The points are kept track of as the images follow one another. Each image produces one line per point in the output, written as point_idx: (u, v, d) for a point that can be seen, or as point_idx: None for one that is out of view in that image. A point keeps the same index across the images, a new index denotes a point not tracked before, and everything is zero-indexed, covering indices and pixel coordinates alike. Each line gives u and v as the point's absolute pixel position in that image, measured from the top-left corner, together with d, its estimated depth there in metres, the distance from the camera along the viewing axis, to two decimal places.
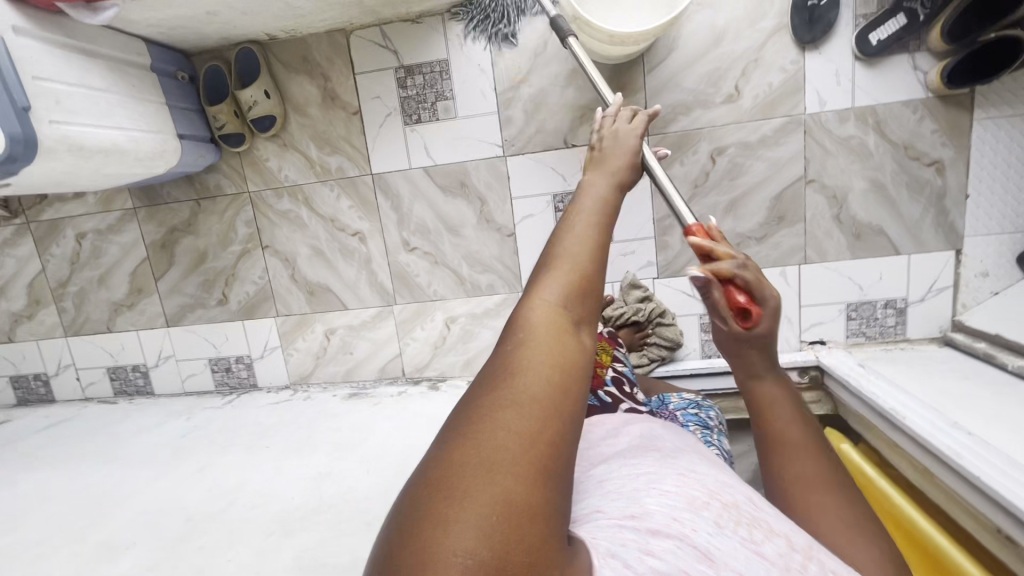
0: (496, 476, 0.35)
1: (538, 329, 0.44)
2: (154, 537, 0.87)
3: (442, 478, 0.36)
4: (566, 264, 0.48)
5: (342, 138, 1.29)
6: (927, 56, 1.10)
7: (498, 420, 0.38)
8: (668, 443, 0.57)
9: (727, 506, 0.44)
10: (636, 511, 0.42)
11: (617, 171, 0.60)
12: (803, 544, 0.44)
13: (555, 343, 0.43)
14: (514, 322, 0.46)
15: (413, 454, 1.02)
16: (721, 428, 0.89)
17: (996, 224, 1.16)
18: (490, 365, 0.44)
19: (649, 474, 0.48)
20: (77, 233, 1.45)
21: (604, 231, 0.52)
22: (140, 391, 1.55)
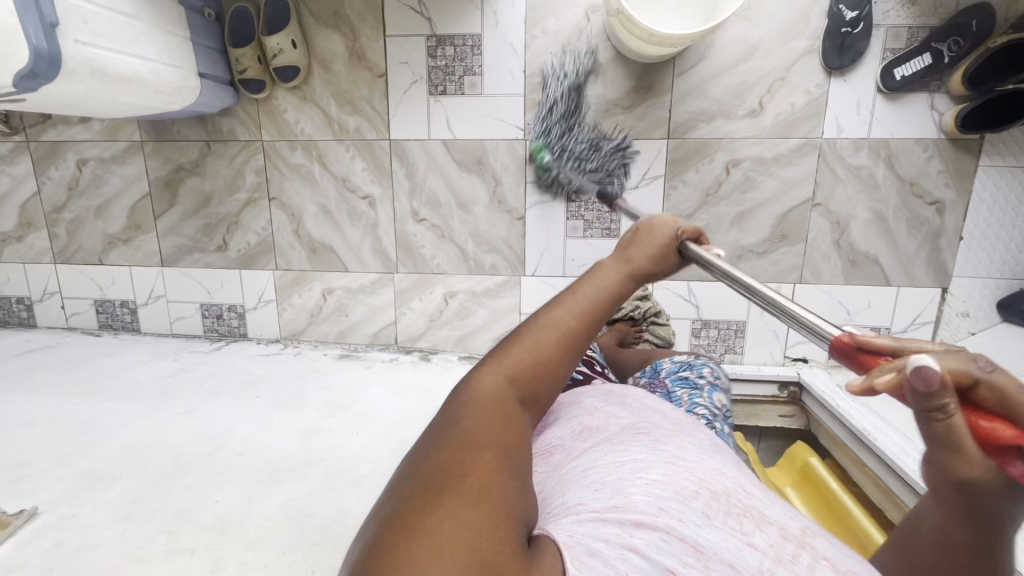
0: (451, 503, 0.36)
1: (487, 399, 0.46)
2: (142, 469, 0.87)
3: (399, 510, 0.37)
4: (530, 339, 0.49)
5: (364, 99, 1.27)
6: (946, 98, 1.13)
7: (452, 462, 0.40)
8: (656, 425, 0.58)
9: (717, 494, 0.46)
10: (620, 504, 0.44)
11: (635, 263, 0.54)
12: (796, 531, 0.46)
13: (503, 413, 0.45)
14: (465, 389, 0.48)
15: (403, 421, 1.04)
16: (714, 383, 0.87)
17: (983, 269, 1.22)
18: (436, 425, 0.46)
19: (635, 462, 0.49)
20: (78, 159, 1.41)
21: (586, 317, 0.50)
22: (126, 328, 1.53)
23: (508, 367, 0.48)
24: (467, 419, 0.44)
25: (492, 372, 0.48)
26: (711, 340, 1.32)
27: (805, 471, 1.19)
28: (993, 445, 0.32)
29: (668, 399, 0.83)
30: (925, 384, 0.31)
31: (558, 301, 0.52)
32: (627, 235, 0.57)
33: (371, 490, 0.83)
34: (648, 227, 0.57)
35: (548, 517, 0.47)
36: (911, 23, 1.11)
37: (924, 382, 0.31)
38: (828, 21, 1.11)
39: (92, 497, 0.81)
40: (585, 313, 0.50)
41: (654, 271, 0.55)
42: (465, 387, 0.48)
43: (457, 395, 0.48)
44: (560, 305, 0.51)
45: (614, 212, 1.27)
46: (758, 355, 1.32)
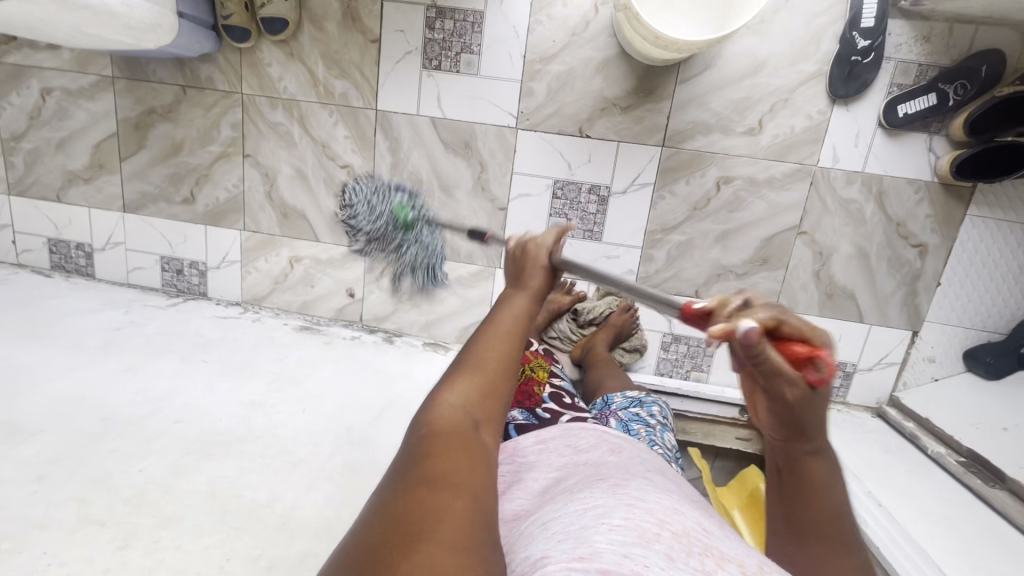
0: (426, 549, 0.34)
1: (445, 429, 0.45)
2: (66, 426, 0.82)
3: (366, 560, 0.34)
4: (474, 366, 0.51)
5: (354, 64, 1.21)
6: (944, 141, 1.11)
7: (418, 505, 0.38)
8: (616, 468, 0.57)
9: (678, 535, 0.45)
10: (585, 553, 0.42)
11: (533, 286, 0.59)
12: (754, 568, 0.44)
13: (464, 433, 0.46)
14: (421, 425, 0.47)
15: (352, 404, 1.00)
16: (664, 423, 0.96)
17: (956, 317, 1.21)
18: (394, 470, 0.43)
19: (597, 508, 0.48)
20: (43, 87, 1.32)
21: (515, 335, 0.55)
22: (80, 272, 1.46)
23: (461, 393, 0.49)
24: (429, 458, 0.43)
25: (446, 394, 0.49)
26: (679, 355, 1.31)
27: (753, 494, 1.18)
28: (804, 361, 0.48)
29: (626, 430, 0.89)
30: (751, 338, 0.46)
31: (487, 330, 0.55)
32: (514, 264, 0.61)
33: (308, 475, 0.79)
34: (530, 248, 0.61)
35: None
36: (920, 60, 1.08)
37: (746, 337, 0.47)
38: (839, 46, 1.08)
39: (5, 453, 0.75)
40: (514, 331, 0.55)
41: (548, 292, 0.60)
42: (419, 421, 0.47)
43: (411, 434, 0.47)
44: (492, 334, 0.54)
45: (598, 213, 1.24)
46: (724, 376, 1.31)
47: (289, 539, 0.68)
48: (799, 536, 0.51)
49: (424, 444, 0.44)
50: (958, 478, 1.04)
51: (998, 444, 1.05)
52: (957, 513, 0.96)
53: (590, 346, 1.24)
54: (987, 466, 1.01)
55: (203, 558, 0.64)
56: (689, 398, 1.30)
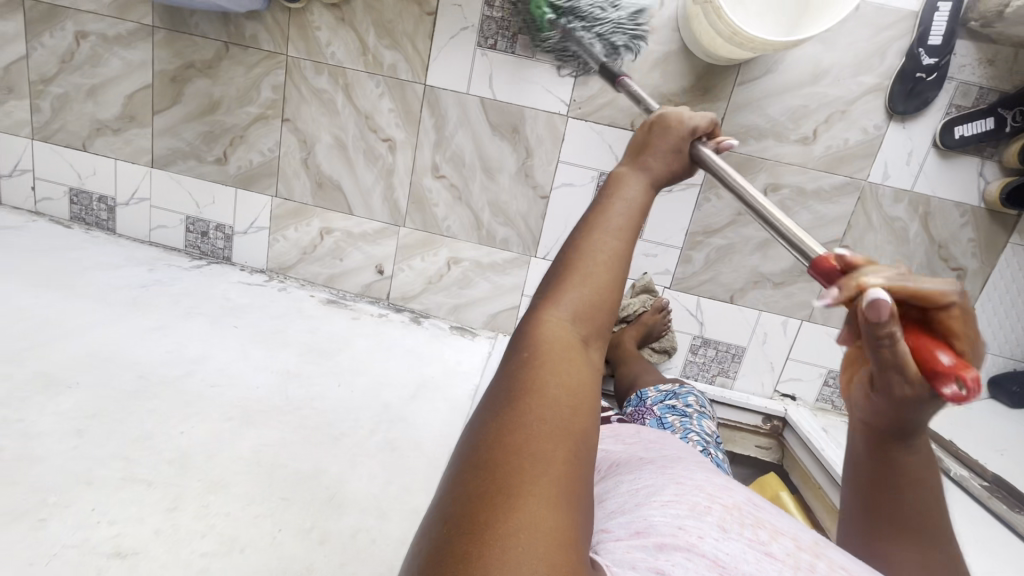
0: (522, 502, 0.35)
1: (549, 349, 0.43)
2: (101, 381, 0.80)
3: (466, 501, 0.35)
4: (582, 271, 0.46)
5: (406, 35, 1.18)
6: (995, 167, 1.12)
7: (516, 448, 0.37)
8: (664, 457, 0.59)
9: (730, 508, 0.46)
10: (641, 529, 0.44)
11: (652, 172, 0.54)
12: (808, 542, 0.45)
13: (567, 353, 0.43)
14: (527, 334, 0.44)
15: (387, 382, 0.98)
16: (701, 411, 0.96)
17: (986, 343, 1.22)
18: (497, 386, 0.42)
19: (649, 487, 0.50)
20: (78, 31, 1.28)
21: (629, 228, 0.48)
22: (99, 225, 1.41)
23: (567, 306, 0.45)
24: (533, 386, 0.41)
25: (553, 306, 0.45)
26: (707, 359, 1.30)
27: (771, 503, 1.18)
28: (935, 375, 0.41)
29: (662, 425, 0.91)
30: (878, 312, 0.40)
31: (597, 226, 0.48)
32: (642, 140, 0.56)
33: (350, 450, 0.77)
34: (661, 129, 0.56)
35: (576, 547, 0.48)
36: (982, 84, 1.08)
37: (878, 313, 0.40)
38: (904, 62, 1.07)
39: (42, 403, 0.73)
40: (628, 227, 0.49)
41: (670, 176, 0.55)
42: (522, 334, 0.45)
43: (518, 346, 0.44)
44: (606, 230, 0.48)
45: None
46: (749, 384, 1.31)
47: (338, 513, 0.66)
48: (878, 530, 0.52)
49: (527, 369, 0.42)
50: (982, 502, 1.04)
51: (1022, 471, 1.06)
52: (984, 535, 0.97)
53: (619, 341, 1.23)
54: (1014, 492, 1.04)
55: (254, 526, 0.62)
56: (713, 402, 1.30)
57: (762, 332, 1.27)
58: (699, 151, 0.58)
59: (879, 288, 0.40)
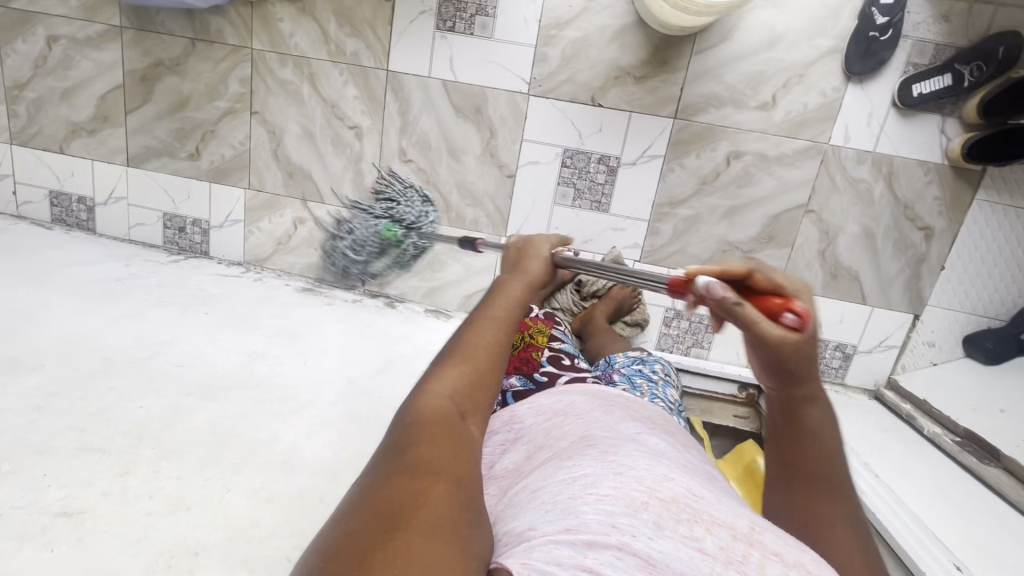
0: (400, 546, 0.36)
1: (429, 421, 0.45)
2: (65, 364, 0.81)
3: (343, 551, 0.36)
4: (461, 352, 0.50)
5: (366, 22, 1.20)
6: (956, 123, 1.11)
7: (399, 496, 0.39)
8: (604, 434, 0.58)
9: (666, 502, 0.45)
10: (571, 526, 0.44)
11: (531, 272, 0.58)
12: (745, 529, 0.44)
13: (444, 422, 0.46)
14: (407, 407, 0.48)
15: (354, 360, 1.00)
16: (666, 378, 0.98)
17: (958, 302, 1.21)
18: (382, 452, 0.45)
19: (586, 477, 0.49)
20: (49, 35, 1.31)
21: (504, 319, 0.53)
22: (80, 226, 1.44)
23: (445, 383, 0.48)
24: (409, 448, 0.44)
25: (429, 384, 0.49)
26: (681, 331, 1.32)
27: (750, 469, 1.18)
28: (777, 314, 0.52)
29: (631, 382, 0.91)
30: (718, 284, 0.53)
31: (474, 318, 0.54)
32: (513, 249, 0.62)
33: (309, 420, 0.79)
34: (526, 249, 0.61)
35: (500, 547, 0.47)
36: (937, 40, 1.07)
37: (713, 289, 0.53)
38: (858, 22, 1.07)
39: (6, 383, 0.75)
40: (505, 321, 0.53)
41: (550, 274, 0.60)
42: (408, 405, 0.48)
43: (401, 416, 0.47)
44: (482, 321, 0.53)
45: (606, 184, 1.23)
46: (724, 354, 1.32)
47: (289, 475, 0.67)
48: (795, 490, 0.54)
49: (409, 433, 0.45)
50: (954, 456, 1.04)
51: (994, 426, 1.05)
52: (951, 487, 0.97)
53: (589, 316, 1.24)
54: (983, 445, 1.02)
55: (203, 488, 0.63)
56: (688, 372, 1.31)
57: None
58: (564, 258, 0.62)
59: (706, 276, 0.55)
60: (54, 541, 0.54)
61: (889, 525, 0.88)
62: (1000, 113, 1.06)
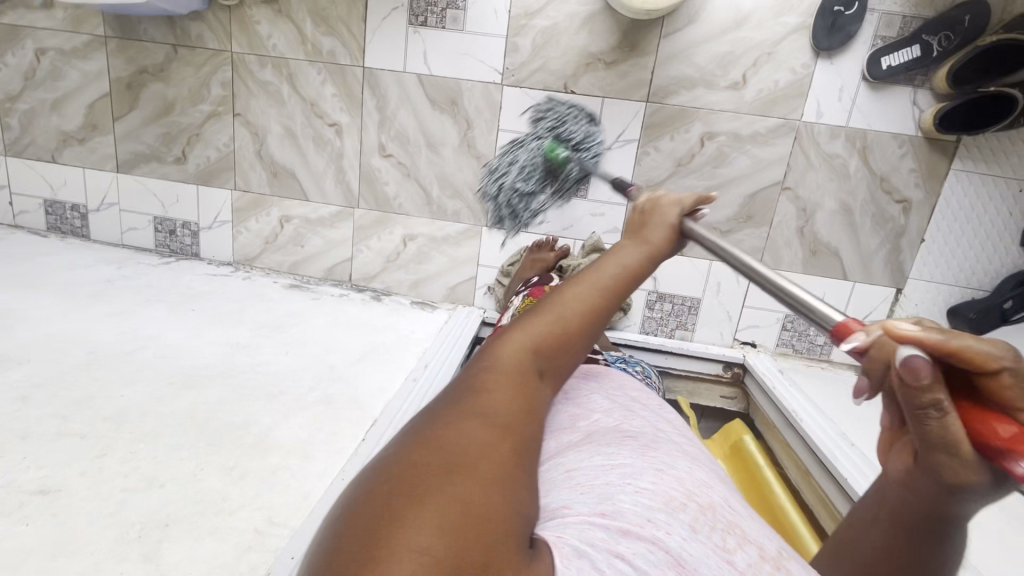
0: (463, 482, 0.34)
1: (511, 368, 0.46)
2: (50, 358, 0.84)
3: (403, 468, 0.35)
4: (554, 312, 0.50)
5: (341, 20, 1.22)
6: (928, 94, 1.11)
7: (468, 436, 0.38)
8: (637, 429, 0.57)
9: (703, 508, 0.45)
10: (607, 511, 0.42)
11: (653, 244, 0.57)
12: (774, 552, 0.45)
13: (524, 378, 0.46)
14: (491, 349, 0.48)
15: (335, 349, 1.02)
16: (647, 379, 1.00)
17: (940, 274, 1.21)
18: (459, 384, 0.45)
19: (625, 469, 0.48)
20: (37, 48, 1.35)
21: (603, 286, 0.53)
22: (75, 233, 1.48)
23: (533, 336, 0.48)
24: (483, 390, 0.43)
25: (517, 333, 0.48)
26: (664, 314, 1.32)
27: (736, 446, 1.18)
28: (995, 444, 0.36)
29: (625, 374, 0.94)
30: (922, 370, 0.36)
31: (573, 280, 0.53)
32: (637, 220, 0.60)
33: (285, 405, 0.81)
34: (643, 219, 0.60)
35: None
36: (905, 12, 1.08)
37: (910, 375, 0.36)
38: None
39: None
40: (605, 291, 0.52)
41: (666, 253, 0.58)
42: (490, 347, 0.48)
43: (480, 358, 0.47)
44: (580, 285, 0.52)
45: None
46: (709, 335, 1.32)
47: (262, 455, 0.69)
48: None
49: (491, 375, 0.44)
50: None
51: None
52: None
53: None
54: None
55: (177, 467, 0.65)
56: (673, 354, 1.32)
57: (715, 281, 1.28)
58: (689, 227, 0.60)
59: (913, 348, 0.37)
60: (28, 517, 0.56)
61: (859, 489, 0.87)
62: (986, 74, 1.04)
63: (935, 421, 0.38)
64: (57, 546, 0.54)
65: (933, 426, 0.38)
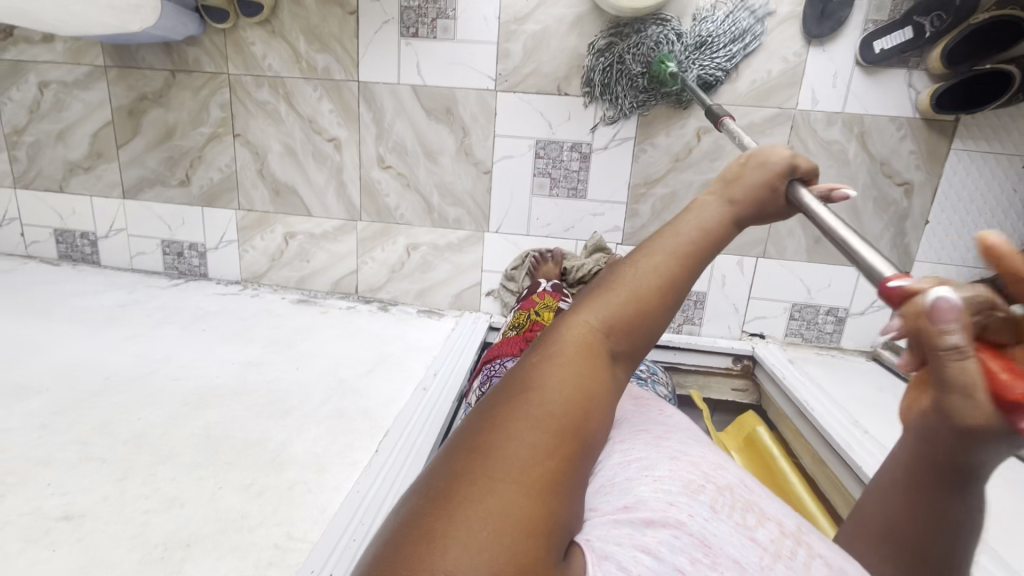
0: (499, 499, 0.33)
1: (570, 360, 0.40)
2: (67, 386, 0.86)
3: (445, 482, 0.34)
4: (623, 294, 0.42)
5: (334, 37, 1.24)
6: (923, 75, 1.11)
7: (513, 445, 0.35)
8: (650, 419, 0.57)
9: (721, 489, 0.44)
10: (631, 504, 0.42)
11: (740, 203, 0.45)
12: (794, 528, 0.44)
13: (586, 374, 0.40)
14: (551, 335, 0.42)
15: (345, 362, 1.03)
16: (653, 377, 1.01)
17: (946, 255, 1.20)
18: (516, 373, 0.41)
19: (642, 459, 0.47)
20: (40, 81, 1.38)
21: (686, 260, 0.43)
22: (86, 259, 1.51)
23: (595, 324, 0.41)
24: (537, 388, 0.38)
25: (579, 321, 0.42)
26: None
27: (749, 436, 1.18)
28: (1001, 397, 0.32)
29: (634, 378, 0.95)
30: (946, 316, 0.31)
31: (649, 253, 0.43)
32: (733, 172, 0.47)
33: (298, 420, 0.82)
34: (752, 161, 0.47)
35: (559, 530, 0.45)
36: None
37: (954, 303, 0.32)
38: None
39: (15, 405, 0.80)
40: (684, 267, 0.43)
41: (762, 209, 0.46)
42: (551, 331, 0.43)
43: (540, 344, 0.42)
44: (656, 261, 0.43)
45: (581, 171, 1.25)
46: (716, 328, 1.32)
47: (278, 470, 0.71)
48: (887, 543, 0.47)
49: (547, 372, 0.39)
50: None
51: None
52: None
53: None
54: None
55: (197, 487, 0.67)
56: (681, 350, 1.31)
57: (720, 274, 1.28)
58: (797, 194, 0.47)
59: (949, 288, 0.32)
60: (56, 542, 0.58)
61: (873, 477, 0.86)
62: (987, 49, 1.03)
63: (959, 397, 0.34)
64: (84, 570, 0.55)
65: (955, 404, 0.34)
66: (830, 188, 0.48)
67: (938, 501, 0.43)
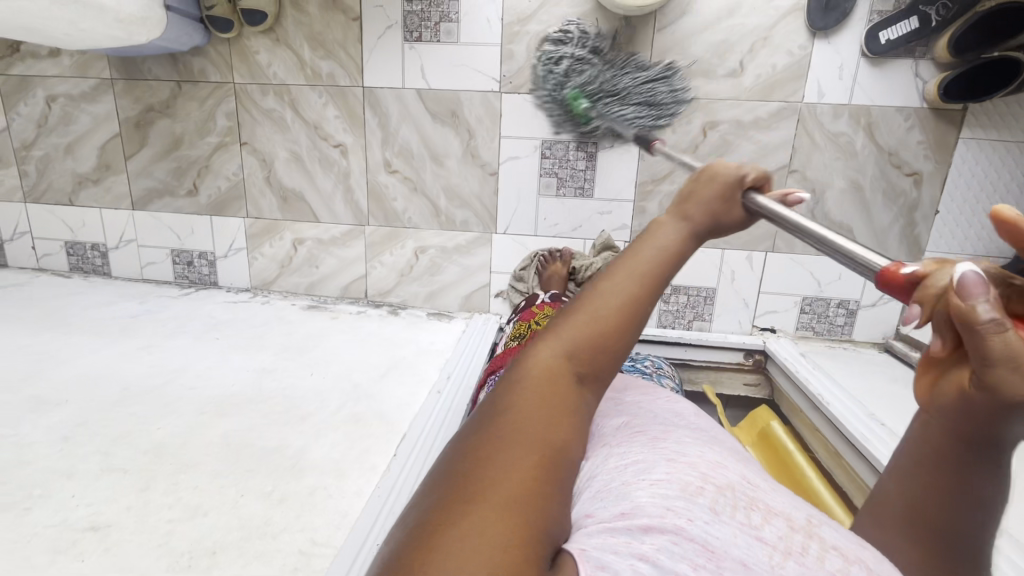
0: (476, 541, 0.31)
1: (536, 392, 0.39)
2: (87, 397, 0.86)
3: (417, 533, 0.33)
4: (585, 317, 0.41)
5: (338, 43, 1.24)
6: (930, 65, 1.11)
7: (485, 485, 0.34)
8: (649, 420, 0.56)
9: (722, 488, 0.42)
10: (627, 510, 0.40)
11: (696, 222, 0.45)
12: (803, 522, 0.43)
13: (552, 403, 0.39)
14: (514, 370, 0.41)
15: (358, 367, 1.03)
16: (658, 371, 1.02)
17: (958, 244, 1.20)
18: (482, 412, 0.40)
19: (639, 463, 0.46)
20: (47, 95, 1.39)
21: (647, 282, 0.42)
22: (97, 271, 1.52)
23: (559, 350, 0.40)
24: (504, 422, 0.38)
25: (543, 350, 0.41)
26: (681, 306, 1.32)
27: (764, 432, 1.18)
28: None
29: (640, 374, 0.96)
30: (973, 287, 0.31)
31: (607, 277, 0.43)
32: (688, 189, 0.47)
33: (316, 426, 0.82)
34: (708, 176, 0.46)
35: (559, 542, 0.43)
36: None
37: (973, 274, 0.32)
38: None
39: (36, 418, 0.80)
40: (647, 287, 0.42)
41: (718, 225, 0.46)
42: (515, 365, 0.42)
43: (505, 379, 0.41)
44: (614, 284, 0.42)
45: (588, 170, 1.25)
46: (726, 323, 1.32)
47: (298, 476, 0.71)
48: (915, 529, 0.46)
49: (513, 405, 0.39)
50: None
51: None
52: None
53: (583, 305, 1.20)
54: None
55: (219, 495, 0.67)
56: (692, 346, 1.31)
57: (729, 270, 1.28)
58: (756, 203, 0.46)
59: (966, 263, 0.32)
60: (84, 553, 0.59)
61: None
62: (995, 38, 1.01)
63: (1009, 371, 0.30)
64: None
65: (1007, 380, 0.31)
66: (785, 194, 0.49)
67: (964, 483, 0.42)
